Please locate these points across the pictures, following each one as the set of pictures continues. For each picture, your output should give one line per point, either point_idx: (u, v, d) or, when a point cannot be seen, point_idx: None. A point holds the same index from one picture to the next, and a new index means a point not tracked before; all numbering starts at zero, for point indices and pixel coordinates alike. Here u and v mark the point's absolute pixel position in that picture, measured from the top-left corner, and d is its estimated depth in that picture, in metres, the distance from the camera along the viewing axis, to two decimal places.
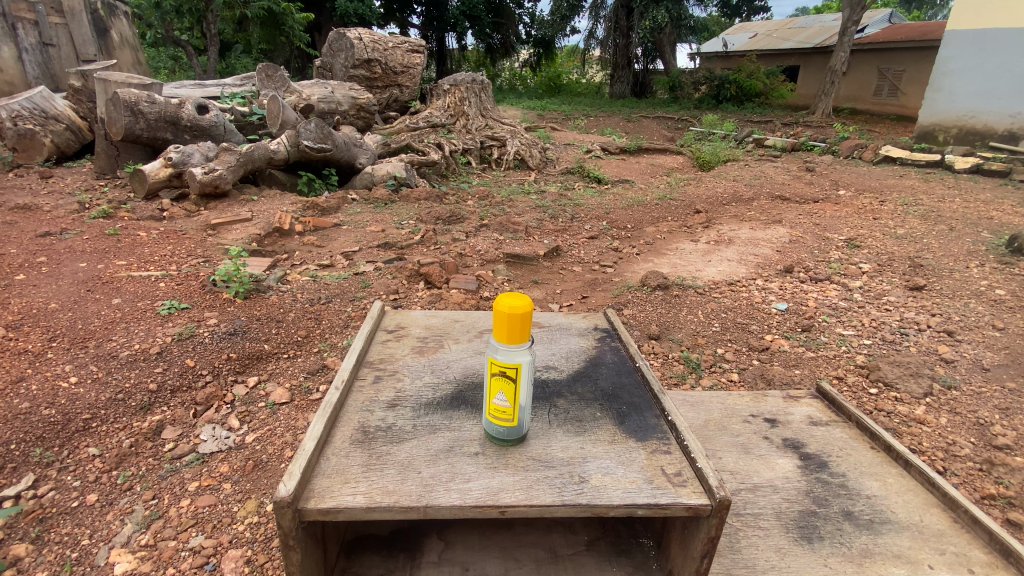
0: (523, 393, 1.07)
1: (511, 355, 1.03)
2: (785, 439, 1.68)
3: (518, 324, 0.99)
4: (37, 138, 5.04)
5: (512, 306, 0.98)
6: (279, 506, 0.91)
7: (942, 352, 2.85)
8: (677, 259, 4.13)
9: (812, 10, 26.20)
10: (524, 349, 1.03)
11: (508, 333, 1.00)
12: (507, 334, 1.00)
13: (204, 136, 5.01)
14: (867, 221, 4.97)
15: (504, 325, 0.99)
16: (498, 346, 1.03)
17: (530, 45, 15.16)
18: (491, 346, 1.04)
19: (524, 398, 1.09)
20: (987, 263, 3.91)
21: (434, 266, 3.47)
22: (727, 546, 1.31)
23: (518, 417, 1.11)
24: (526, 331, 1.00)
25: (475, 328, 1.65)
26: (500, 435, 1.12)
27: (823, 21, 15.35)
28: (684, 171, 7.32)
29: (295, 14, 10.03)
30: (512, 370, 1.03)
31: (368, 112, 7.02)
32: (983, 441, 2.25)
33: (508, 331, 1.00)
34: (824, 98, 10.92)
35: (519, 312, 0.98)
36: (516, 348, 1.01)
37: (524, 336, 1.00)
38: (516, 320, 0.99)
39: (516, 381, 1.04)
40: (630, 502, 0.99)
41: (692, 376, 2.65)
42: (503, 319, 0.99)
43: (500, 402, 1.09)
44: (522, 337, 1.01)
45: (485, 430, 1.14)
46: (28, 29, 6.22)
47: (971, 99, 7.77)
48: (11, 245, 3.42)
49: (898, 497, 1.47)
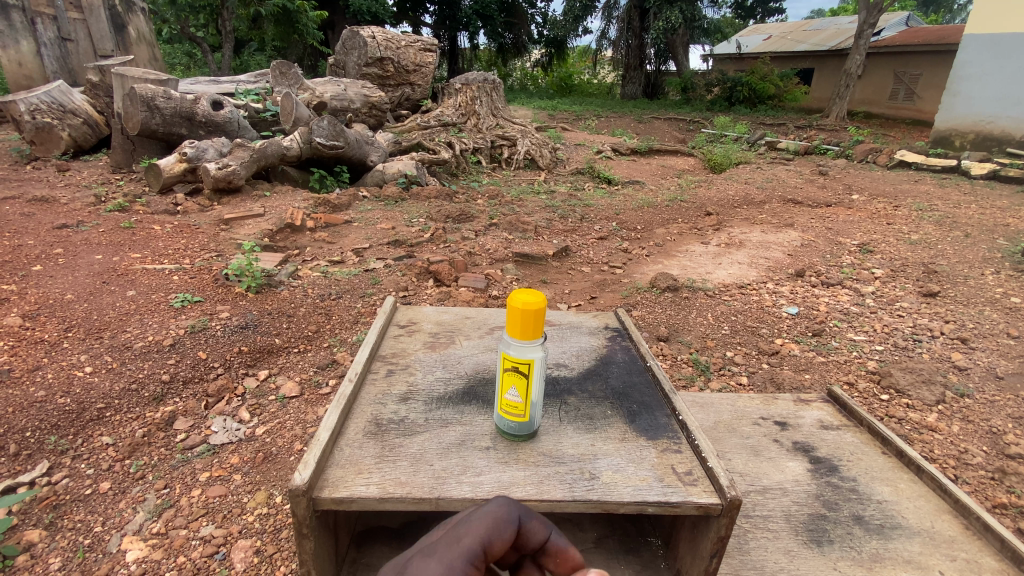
0: (534, 392, 1.08)
1: (523, 351, 1.04)
2: (796, 442, 1.67)
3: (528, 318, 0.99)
4: (54, 131, 5.12)
5: (526, 302, 0.99)
6: (294, 493, 0.92)
7: (955, 359, 2.82)
8: (687, 261, 4.13)
9: (830, 12, 26.12)
10: (537, 346, 1.03)
11: (521, 330, 1.00)
12: (520, 331, 1.00)
13: (219, 132, 5.05)
14: (880, 227, 4.92)
15: (517, 321, 1.00)
16: (510, 342, 1.03)
17: (542, 45, 15.20)
18: (504, 342, 1.05)
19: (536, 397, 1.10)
20: (1002, 270, 3.86)
21: (444, 264, 3.49)
22: (736, 547, 1.31)
23: (529, 412, 1.11)
24: (539, 328, 1.01)
25: (487, 325, 1.66)
26: (508, 430, 1.13)
27: (839, 23, 15.21)
28: (695, 173, 7.30)
29: (309, 12, 10.10)
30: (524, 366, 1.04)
31: (380, 110, 7.07)
32: (996, 450, 2.22)
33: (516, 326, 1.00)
34: (838, 101, 10.82)
35: (532, 308, 0.98)
36: (529, 344, 1.01)
37: (537, 332, 1.01)
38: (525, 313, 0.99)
39: (528, 376, 1.04)
40: (640, 499, 0.99)
41: (700, 378, 2.64)
42: (517, 315, 0.99)
43: (512, 397, 1.09)
44: (534, 333, 1.01)
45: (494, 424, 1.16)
46: (47, 24, 6.44)
47: (987, 104, 7.66)
48: (29, 236, 3.49)
49: (909, 502, 1.46)
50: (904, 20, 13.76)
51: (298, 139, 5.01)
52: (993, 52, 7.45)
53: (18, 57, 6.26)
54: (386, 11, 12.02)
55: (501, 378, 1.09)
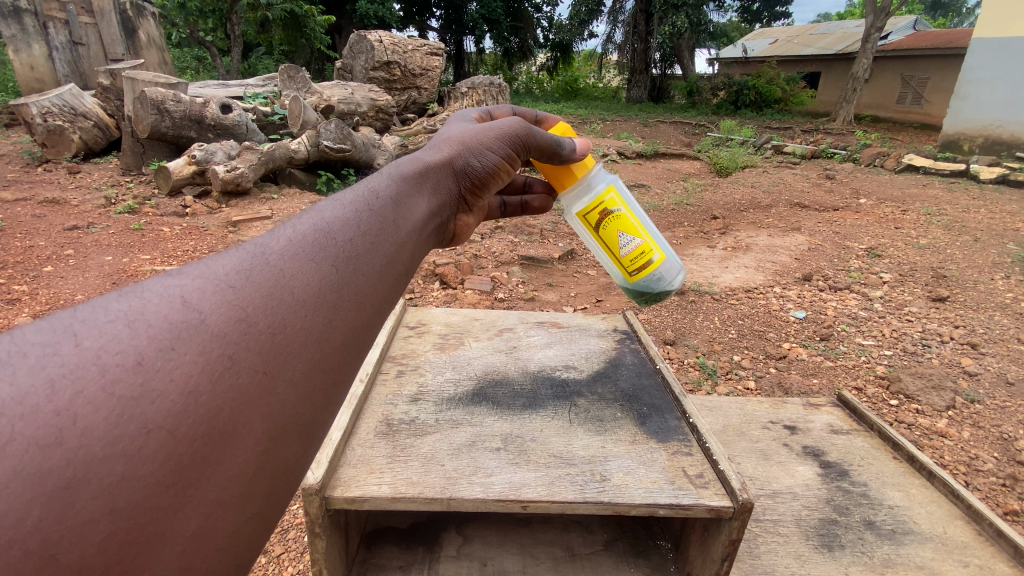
0: (639, 221, 1.29)
1: (587, 196, 1.29)
2: (805, 446, 1.66)
3: (559, 168, 1.29)
4: (66, 134, 5.18)
5: (550, 168, 1.29)
6: (307, 493, 0.93)
7: (966, 365, 2.79)
8: (693, 265, 4.12)
9: (835, 15, 26.12)
10: (589, 181, 1.29)
11: (568, 184, 1.29)
12: (568, 184, 1.29)
13: (227, 135, 5.10)
14: (889, 231, 4.88)
15: (565, 181, 1.29)
16: (578, 201, 1.30)
17: (547, 49, 15.33)
18: (577, 205, 1.30)
19: (647, 226, 1.31)
20: (1012, 276, 3.84)
21: (450, 266, 3.50)
22: (747, 551, 1.29)
23: (648, 242, 1.30)
24: (573, 176, 1.29)
25: (496, 327, 1.68)
26: (645, 282, 1.33)
27: (846, 27, 15.17)
28: (701, 177, 7.28)
29: (317, 16, 10.18)
30: (611, 203, 1.28)
31: (387, 114, 7.11)
32: (1007, 456, 2.19)
33: (572, 180, 1.29)
34: (845, 106, 10.75)
35: (557, 167, 1.28)
36: (583, 188, 1.29)
37: (577, 178, 1.29)
38: (561, 170, 1.29)
39: (621, 207, 1.28)
40: (652, 502, 0.98)
41: (708, 383, 2.63)
42: (562, 176, 1.29)
43: (629, 244, 1.29)
44: (577, 180, 1.29)
45: (633, 286, 1.34)
46: (59, 28, 6.51)
47: (997, 109, 7.61)
48: (40, 238, 3.54)
49: (922, 508, 1.45)
50: (911, 24, 13.72)
51: (306, 142, 5.05)
52: (1003, 56, 7.40)
53: (31, 60, 6.46)
54: (392, 15, 12.08)
55: (611, 239, 1.29)
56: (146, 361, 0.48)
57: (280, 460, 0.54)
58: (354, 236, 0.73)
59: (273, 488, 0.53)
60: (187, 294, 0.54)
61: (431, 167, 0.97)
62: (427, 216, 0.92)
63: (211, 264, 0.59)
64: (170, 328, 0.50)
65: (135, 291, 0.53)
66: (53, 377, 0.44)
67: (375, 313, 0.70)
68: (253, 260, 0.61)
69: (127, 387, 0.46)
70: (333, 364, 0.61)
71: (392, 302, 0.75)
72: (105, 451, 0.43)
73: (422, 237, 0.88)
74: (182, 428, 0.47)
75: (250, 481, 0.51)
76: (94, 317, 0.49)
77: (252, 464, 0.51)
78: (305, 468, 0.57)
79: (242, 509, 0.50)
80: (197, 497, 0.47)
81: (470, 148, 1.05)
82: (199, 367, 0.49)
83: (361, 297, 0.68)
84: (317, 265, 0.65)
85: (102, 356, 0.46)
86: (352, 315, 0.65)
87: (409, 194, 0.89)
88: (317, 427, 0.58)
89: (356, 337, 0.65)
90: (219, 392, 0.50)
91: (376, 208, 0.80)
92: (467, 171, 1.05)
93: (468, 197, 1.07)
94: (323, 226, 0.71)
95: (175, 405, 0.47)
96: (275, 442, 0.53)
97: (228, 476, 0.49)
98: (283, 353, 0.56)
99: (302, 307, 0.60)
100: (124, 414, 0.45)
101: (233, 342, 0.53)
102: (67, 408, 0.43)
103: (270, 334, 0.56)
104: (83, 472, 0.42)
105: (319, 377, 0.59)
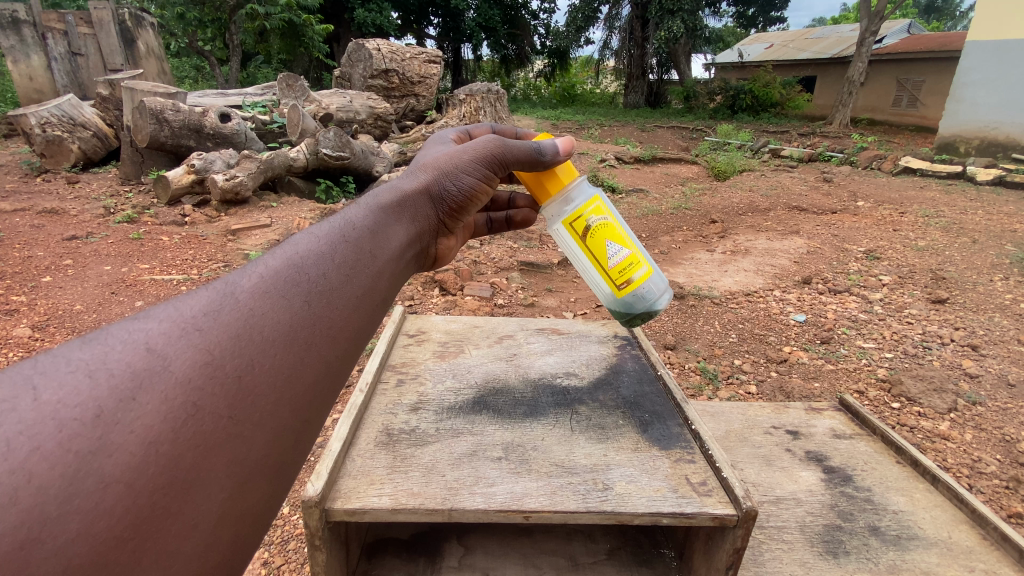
0: (626, 233, 1.27)
1: (572, 204, 1.27)
2: (808, 451, 1.65)
3: (545, 175, 1.28)
4: (65, 144, 5.19)
5: (535, 175, 1.29)
6: (307, 505, 0.91)
7: (966, 366, 2.79)
8: (692, 268, 4.13)
9: (833, 20, 26.25)
10: (574, 187, 1.28)
11: (553, 192, 1.28)
12: (552, 193, 1.28)
13: (226, 144, 5.11)
14: (888, 233, 4.89)
15: (549, 188, 1.28)
16: (563, 208, 1.28)
17: (544, 56, 15.42)
18: (561, 213, 1.28)
19: (633, 237, 1.29)
20: (1011, 277, 3.84)
21: (449, 274, 3.51)
22: (751, 559, 1.28)
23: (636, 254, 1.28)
24: (557, 184, 1.28)
25: (496, 334, 1.67)
26: (634, 297, 1.30)
27: (842, 31, 15.25)
28: (699, 181, 7.30)
29: (315, 26, 10.31)
30: (598, 211, 1.26)
31: (385, 121, 7.09)
32: (1010, 459, 2.18)
33: (558, 186, 1.27)
34: (842, 109, 10.77)
35: (542, 175, 1.28)
36: (566, 195, 1.27)
37: (560, 187, 1.28)
38: (544, 178, 1.28)
39: (608, 216, 1.26)
40: (654, 510, 0.98)
41: (708, 388, 2.62)
42: (547, 184, 1.28)
43: (616, 253, 1.25)
44: (560, 188, 1.28)
45: (620, 302, 1.31)
46: (58, 38, 6.57)
47: (993, 111, 7.66)
48: (39, 248, 3.54)
49: (926, 512, 1.44)
50: (905, 28, 13.83)
51: (304, 150, 5.06)
52: (998, 58, 7.44)
53: (29, 71, 6.49)
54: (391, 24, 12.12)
55: (598, 248, 1.26)
56: (107, 414, 0.47)
57: (247, 506, 0.54)
58: (329, 270, 0.72)
59: (239, 534, 0.53)
60: (152, 339, 0.54)
61: (407, 196, 0.98)
62: (405, 243, 0.92)
63: (179, 305, 0.59)
64: (131, 379, 0.50)
65: (95, 338, 0.53)
66: (8, 435, 0.43)
67: (349, 346, 0.70)
68: (222, 299, 0.61)
69: (84, 442, 0.45)
70: (302, 403, 0.62)
71: (369, 331, 0.75)
72: (59, 510, 0.43)
73: (400, 265, 0.89)
74: (137, 483, 0.46)
75: (217, 528, 0.51)
76: (55, 367, 0.49)
77: (219, 511, 0.51)
78: (276, 509, 0.58)
79: (207, 558, 0.50)
80: (153, 551, 0.46)
81: (445, 172, 1.06)
82: (162, 416, 0.50)
83: (335, 329, 0.68)
84: (291, 300, 0.66)
85: (60, 409, 0.46)
86: (324, 349, 0.66)
87: (387, 223, 0.89)
88: (286, 467, 0.59)
89: (328, 374, 0.66)
90: (181, 439, 0.50)
91: (354, 239, 0.80)
92: (444, 196, 1.05)
93: (447, 221, 1.08)
94: (296, 261, 0.71)
95: (133, 458, 0.47)
96: (242, 488, 0.54)
97: (193, 524, 0.49)
98: (250, 396, 0.56)
99: (272, 347, 0.61)
100: (79, 471, 0.45)
101: (200, 390, 0.53)
102: (21, 466, 0.43)
103: (238, 380, 0.56)
104: (39, 531, 0.42)
105: (287, 417, 0.60)
